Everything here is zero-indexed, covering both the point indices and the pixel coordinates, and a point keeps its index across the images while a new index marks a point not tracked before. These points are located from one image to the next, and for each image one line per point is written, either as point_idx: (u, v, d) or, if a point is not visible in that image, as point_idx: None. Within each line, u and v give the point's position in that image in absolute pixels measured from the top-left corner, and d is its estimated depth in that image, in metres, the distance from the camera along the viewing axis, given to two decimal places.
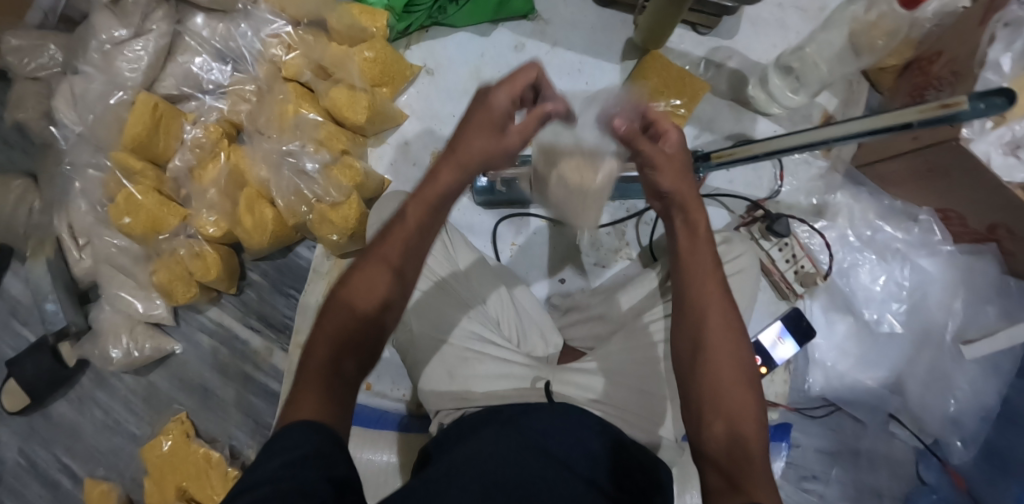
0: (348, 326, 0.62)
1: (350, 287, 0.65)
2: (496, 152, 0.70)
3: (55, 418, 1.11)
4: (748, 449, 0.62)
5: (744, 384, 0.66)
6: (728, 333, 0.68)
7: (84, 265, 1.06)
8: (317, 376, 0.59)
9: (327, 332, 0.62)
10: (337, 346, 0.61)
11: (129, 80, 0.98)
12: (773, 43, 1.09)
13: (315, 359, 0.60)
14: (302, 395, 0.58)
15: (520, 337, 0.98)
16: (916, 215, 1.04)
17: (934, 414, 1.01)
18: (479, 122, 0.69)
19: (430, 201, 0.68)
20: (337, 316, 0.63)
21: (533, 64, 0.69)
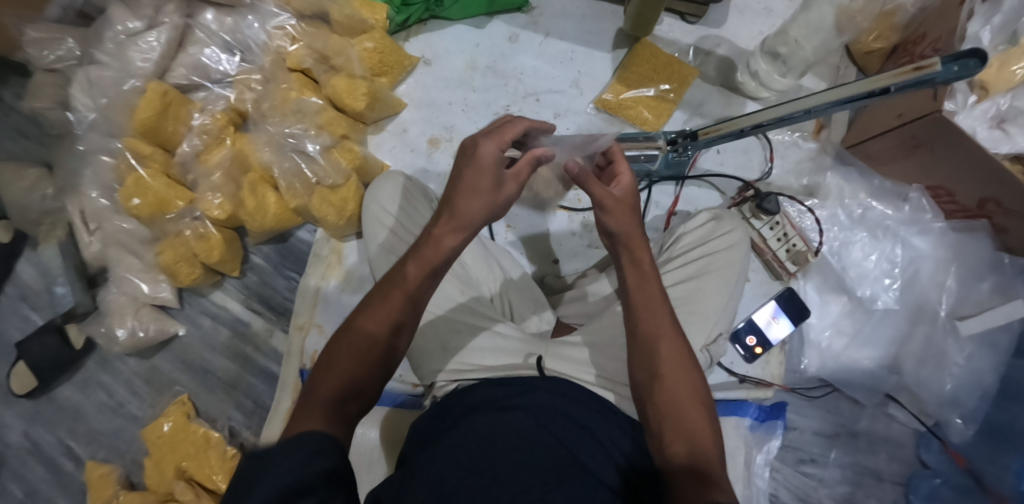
0: (352, 370, 0.65)
1: (352, 335, 0.68)
2: (493, 206, 0.74)
3: (59, 401, 1.13)
4: (708, 464, 0.63)
5: (698, 404, 0.69)
6: (680, 356, 0.71)
7: (93, 249, 1.09)
8: (320, 409, 0.62)
9: (332, 376, 0.65)
10: (343, 389, 0.64)
11: (141, 69, 1.04)
12: (760, 30, 1.13)
13: (318, 400, 0.62)
14: (305, 421, 0.60)
15: (513, 312, 1.00)
16: (906, 194, 1.04)
17: (931, 392, 1.01)
18: (477, 177, 0.73)
19: (431, 261, 0.71)
20: (342, 365, 0.66)
21: (520, 117, 0.76)
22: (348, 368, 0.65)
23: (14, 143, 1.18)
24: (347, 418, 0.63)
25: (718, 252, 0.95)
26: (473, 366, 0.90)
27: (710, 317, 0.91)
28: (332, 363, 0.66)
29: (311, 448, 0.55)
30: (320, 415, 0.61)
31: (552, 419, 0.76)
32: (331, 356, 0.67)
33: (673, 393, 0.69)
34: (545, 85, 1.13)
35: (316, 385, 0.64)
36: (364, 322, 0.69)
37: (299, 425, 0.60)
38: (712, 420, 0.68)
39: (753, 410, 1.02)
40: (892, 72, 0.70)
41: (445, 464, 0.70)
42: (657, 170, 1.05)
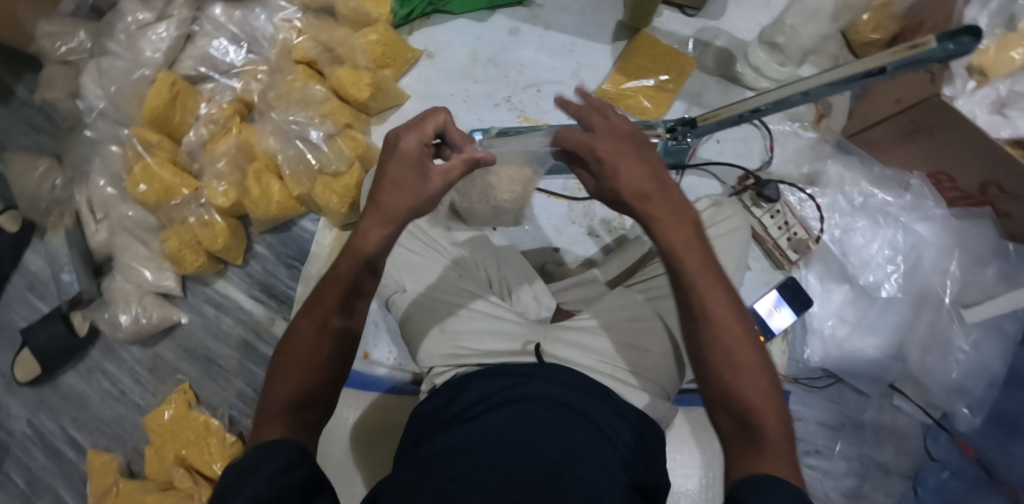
0: (301, 378, 0.62)
1: (297, 336, 0.65)
2: (420, 200, 0.68)
3: (64, 389, 1.14)
4: (764, 441, 0.56)
5: (757, 367, 0.60)
6: (729, 316, 0.61)
7: (100, 238, 1.10)
8: (278, 411, 0.61)
9: (281, 386, 0.62)
10: (297, 388, 0.62)
11: (151, 60, 1.07)
12: (758, 22, 1.14)
13: (273, 403, 0.62)
14: (268, 428, 0.60)
15: (511, 298, 0.99)
16: (908, 182, 1.04)
17: (937, 381, 0.99)
18: (405, 169, 0.69)
19: (360, 257, 0.67)
20: (284, 368, 0.63)
21: (441, 108, 0.71)
22: (291, 372, 0.63)
23: (26, 135, 1.20)
24: (304, 419, 0.62)
25: (718, 240, 0.95)
26: (470, 350, 0.87)
27: None
28: (277, 366, 0.64)
29: (280, 460, 0.56)
30: (279, 422, 0.61)
31: (547, 410, 0.74)
32: (279, 361, 0.64)
33: (720, 363, 0.60)
34: (545, 77, 1.15)
35: (272, 388, 0.63)
36: (302, 326, 0.65)
37: (265, 432, 0.60)
38: (770, 385, 0.60)
39: None
40: (888, 51, 0.70)
41: (453, 460, 0.68)
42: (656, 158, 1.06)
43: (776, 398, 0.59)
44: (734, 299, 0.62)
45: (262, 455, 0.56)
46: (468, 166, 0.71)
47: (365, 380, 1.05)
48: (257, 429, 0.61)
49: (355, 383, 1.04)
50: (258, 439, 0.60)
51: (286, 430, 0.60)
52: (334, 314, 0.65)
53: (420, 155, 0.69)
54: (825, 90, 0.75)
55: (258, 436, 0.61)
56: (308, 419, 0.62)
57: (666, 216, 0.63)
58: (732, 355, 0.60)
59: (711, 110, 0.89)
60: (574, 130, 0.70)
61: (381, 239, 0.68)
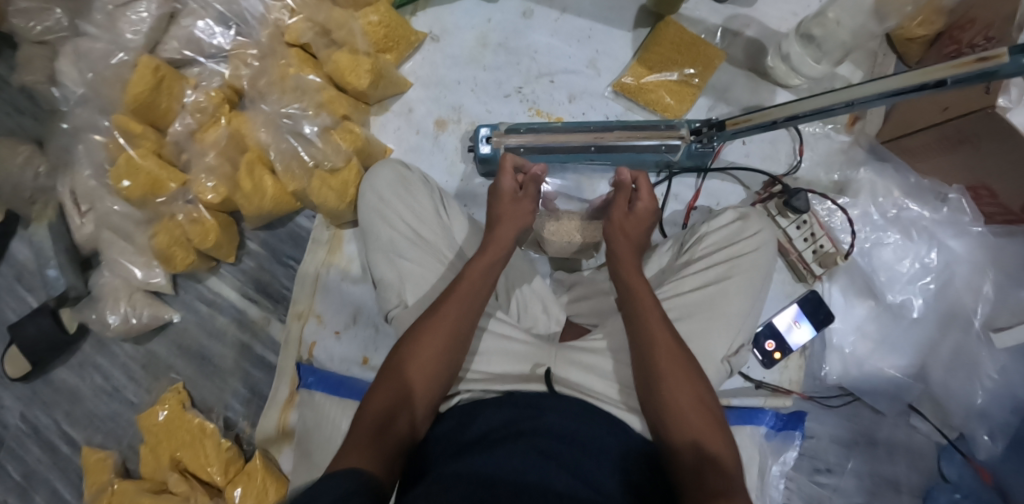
0: (390, 387, 0.73)
1: (394, 362, 0.76)
2: (519, 216, 0.88)
3: (56, 383, 1.11)
4: (716, 468, 0.68)
5: (707, 407, 0.73)
6: (684, 367, 0.74)
7: (85, 231, 1.05)
8: (366, 433, 0.68)
9: (376, 394, 0.73)
10: (386, 406, 0.71)
11: (132, 42, 0.98)
12: (794, 10, 1.05)
13: (365, 424, 0.70)
14: (356, 451, 0.66)
15: (520, 311, 0.94)
16: (945, 194, 0.97)
17: (959, 404, 0.95)
18: (510, 200, 0.89)
19: (481, 270, 0.81)
20: (377, 392, 0.73)
21: (509, 154, 0.90)
22: (382, 396, 0.72)
23: (8, 119, 1.13)
24: (387, 445, 0.68)
25: (742, 256, 0.89)
26: (477, 374, 0.85)
27: (728, 324, 0.86)
28: (372, 392, 0.74)
29: (352, 483, 0.56)
30: (368, 443, 0.67)
31: (560, 444, 0.71)
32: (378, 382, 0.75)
33: (674, 399, 0.72)
34: (559, 65, 1.06)
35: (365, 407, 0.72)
36: (400, 354, 0.76)
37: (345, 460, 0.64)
38: (718, 425, 0.72)
39: (769, 417, 0.96)
40: (951, 62, 0.57)
41: (468, 489, 0.64)
42: (677, 160, 0.99)
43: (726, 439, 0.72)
44: (685, 351, 0.75)
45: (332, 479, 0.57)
46: (537, 185, 0.89)
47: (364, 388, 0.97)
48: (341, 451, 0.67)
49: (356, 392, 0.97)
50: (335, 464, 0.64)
51: (373, 457, 0.65)
52: (430, 349, 0.75)
53: (510, 189, 0.89)
54: (875, 101, 0.65)
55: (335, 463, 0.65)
56: (387, 448, 0.67)
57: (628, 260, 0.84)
58: (692, 397, 0.73)
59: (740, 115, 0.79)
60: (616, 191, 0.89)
61: (476, 284, 0.80)
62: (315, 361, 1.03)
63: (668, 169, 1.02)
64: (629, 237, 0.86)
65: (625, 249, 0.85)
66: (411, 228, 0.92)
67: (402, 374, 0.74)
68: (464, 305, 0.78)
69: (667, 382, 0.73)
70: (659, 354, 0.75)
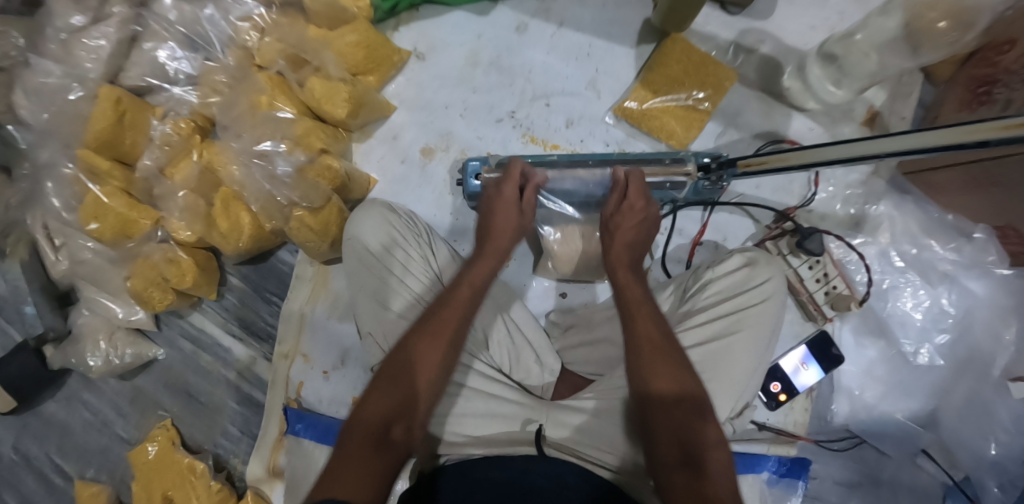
0: (389, 392, 0.69)
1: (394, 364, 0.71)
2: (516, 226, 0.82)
3: (46, 416, 1.06)
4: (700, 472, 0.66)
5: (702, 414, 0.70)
6: (681, 370, 0.71)
7: (61, 268, 1.00)
8: (364, 445, 0.64)
9: (374, 399, 0.69)
10: (385, 414, 0.68)
11: (90, 72, 0.92)
12: (813, 24, 0.96)
13: (362, 433, 0.66)
14: (353, 473, 0.62)
15: (513, 362, 0.90)
16: (970, 233, 0.91)
17: (971, 454, 0.90)
18: (502, 194, 0.82)
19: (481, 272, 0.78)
20: (375, 399, 0.69)
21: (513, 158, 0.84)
22: (380, 403, 0.68)
23: None
24: (383, 459, 0.64)
25: (748, 310, 0.83)
26: (463, 436, 0.82)
27: (730, 384, 0.81)
28: (369, 396, 0.70)
29: None
30: (363, 461, 0.63)
31: None
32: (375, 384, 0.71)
33: (658, 394, 0.70)
34: (556, 86, 0.98)
35: (362, 413, 0.68)
36: (397, 360, 0.71)
37: (332, 489, 0.60)
38: (710, 423, 0.70)
39: (772, 462, 0.92)
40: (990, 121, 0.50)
41: None
42: (682, 196, 0.92)
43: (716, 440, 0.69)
44: (674, 349, 0.73)
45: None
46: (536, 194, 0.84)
47: None
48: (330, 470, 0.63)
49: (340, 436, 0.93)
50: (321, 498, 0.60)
51: (368, 477, 0.62)
52: (429, 350, 0.71)
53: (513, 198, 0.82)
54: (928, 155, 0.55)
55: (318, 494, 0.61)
56: (384, 464, 0.64)
57: (623, 253, 0.81)
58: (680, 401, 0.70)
59: (755, 157, 0.74)
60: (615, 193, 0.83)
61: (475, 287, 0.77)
62: (302, 402, 0.99)
63: (672, 203, 0.95)
64: (623, 239, 0.81)
65: (620, 250, 0.81)
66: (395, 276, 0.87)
67: (397, 379, 0.70)
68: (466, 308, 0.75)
69: (655, 384, 0.70)
70: (643, 349, 0.73)
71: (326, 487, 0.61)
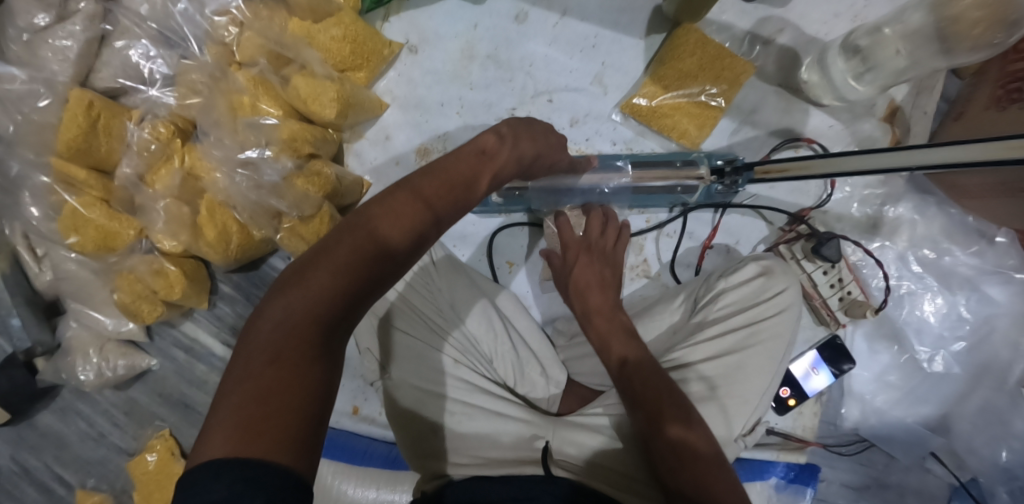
0: (338, 276, 0.48)
1: (351, 235, 0.50)
2: (543, 140, 0.68)
3: (41, 427, 1.03)
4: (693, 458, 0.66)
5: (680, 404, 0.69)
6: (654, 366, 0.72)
7: (44, 280, 0.96)
8: (295, 351, 0.46)
9: (317, 278, 0.48)
10: (331, 301, 0.48)
11: (60, 74, 0.86)
12: (836, 11, 0.91)
13: (292, 324, 0.47)
14: (281, 398, 0.44)
15: (517, 376, 0.85)
16: (993, 236, 0.89)
17: (983, 462, 0.89)
18: (544, 132, 0.69)
19: (484, 155, 0.59)
20: (317, 278, 0.48)
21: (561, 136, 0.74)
22: (326, 283, 0.48)
23: None
24: (323, 373, 0.47)
25: (765, 321, 0.80)
26: (471, 458, 0.77)
27: (747, 402, 0.76)
28: (306, 271, 0.48)
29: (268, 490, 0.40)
30: (297, 375, 0.45)
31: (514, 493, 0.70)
32: (320, 251, 0.50)
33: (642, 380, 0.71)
34: (559, 82, 0.95)
35: (294, 291, 0.48)
36: (354, 232, 0.50)
37: (249, 419, 0.43)
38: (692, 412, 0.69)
39: (781, 467, 0.91)
40: None
41: None
42: (694, 200, 0.90)
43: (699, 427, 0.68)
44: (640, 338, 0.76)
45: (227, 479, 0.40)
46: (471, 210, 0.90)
47: (356, 449, 0.93)
48: (238, 382, 0.45)
49: (345, 452, 0.93)
50: (230, 434, 0.43)
51: (301, 402, 0.45)
52: (409, 239, 0.51)
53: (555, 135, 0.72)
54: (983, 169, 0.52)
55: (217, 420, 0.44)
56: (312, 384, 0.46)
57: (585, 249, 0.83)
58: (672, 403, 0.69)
59: (776, 163, 0.70)
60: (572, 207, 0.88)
61: (476, 174, 0.58)
62: None
63: (682, 205, 0.93)
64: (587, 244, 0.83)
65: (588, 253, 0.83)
66: (395, 290, 0.85)
67: (357, 262, 0.49)
68: (458, 193, 0.56)
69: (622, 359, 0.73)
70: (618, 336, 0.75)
71: (239, 418, 0.43)
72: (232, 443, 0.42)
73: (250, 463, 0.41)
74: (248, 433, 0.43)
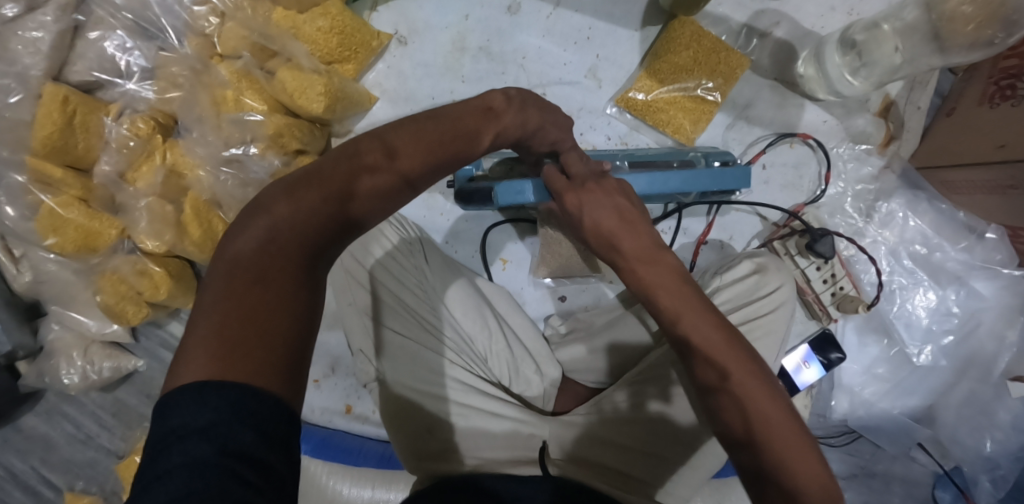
0: (324, 200, 0.47)
1: (343, 164, 0.49)
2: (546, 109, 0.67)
3: (25, 430, 1.01)
4: None
5: (790, 421, 0.52)
6: (738, 362, 0.54)
7: (23, 282, 0.91)
8: (285, 270, 0.45)
9: (305, 200, 0.47)
10: (321, 222, 0.47)
11: (32, 68, 0.83)
12: (832, 4, 0.90)
13: (279, 243, 0.46)
14: (266, 319, 0.43)
15: (512, 373, 0.84)
16: (981, 232, 0.90)
17: (966, 452, 0.91)
18: (555, 110, 0.68)
19: (485, 107, 0.59)
20: (308, 200, 0.47)
21: None
22: (315, 207, 0.47)
23: None
24: (307, 300, 0.46)
25: (760, 319, 0.79)
26: (471, 458, 0.76)
27: None
28: (295, 192, 0.47)
29: (261, 417, 0.40)
30: (282, 299, 0.45)
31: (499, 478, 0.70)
32: (311, 172, 0.49)
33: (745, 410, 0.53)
34: (553, 75, 0.93)
35: (283, 208, 0.47)
36: (338, 163, 0.49)
37: (233, 338, 0.42)
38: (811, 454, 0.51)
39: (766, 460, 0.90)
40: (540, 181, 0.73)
41: None
42: (689, 199, 0.87)
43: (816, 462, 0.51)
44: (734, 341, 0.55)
45: (215, 404, 0.40)
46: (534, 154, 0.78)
47: (350, 448, 0.92)
48: (218, 302, 0.44)
49: (337, 452, 0.91)
50: (211, 357, 0.41)
51: (289, 326, 0.44)
52: (399, 181, 0.51)
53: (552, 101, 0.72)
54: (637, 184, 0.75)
55: (193, 340, 0.43)
56: (298, 308, 0.45)
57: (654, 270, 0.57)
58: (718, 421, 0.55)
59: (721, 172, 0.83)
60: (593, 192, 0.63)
61: (480, 129, 0.57)
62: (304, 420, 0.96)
63: (676, 203, 0.91)
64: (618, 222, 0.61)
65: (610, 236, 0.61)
66: (388, 292, 0.81)
67: (346, 194, 0.49)
68: (459, 145, 0.55)
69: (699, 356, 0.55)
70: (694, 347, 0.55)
71: (223, 336, 0.42)
72: (216, 365, 0.41)
73: (236, 391, 0.40)
74: (232, 356, 0.42)
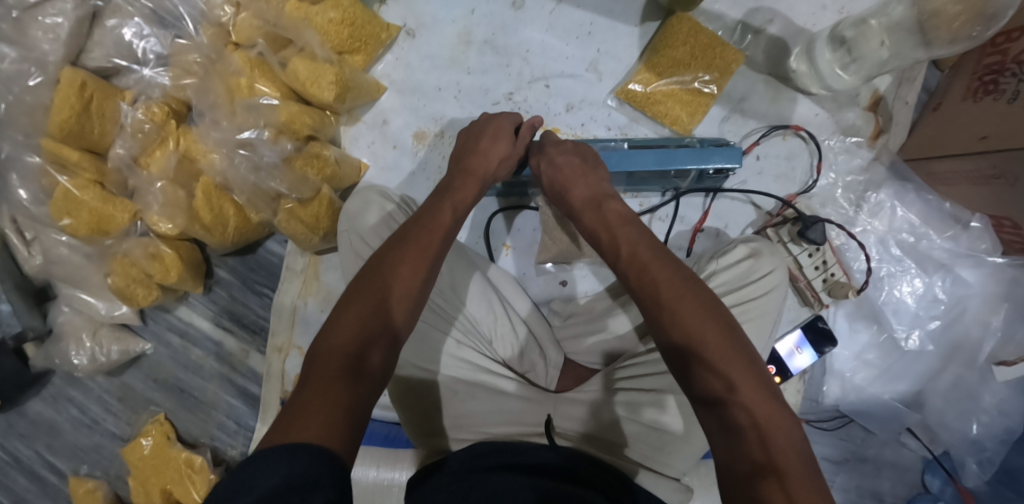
0: (350, 330, 0.58)
1: (354, 304, 0.61)
2: (503, 161, 0.81)
3: (31, 415, 1.02)
4: (782, 463, 0.52)
5: (750, 367, 0.57)
6: (692, 302, 0.61)
7: (35, 264, 0.94)
8: (331, 376, 0.54)
9: (337, 335, 0.58)
10: (355, 338, 0.58)
11: (51, 55, 0.86)
12: (824, 3, 0.94)
13: (326, 361, 0.56)
14: (316, 403, 0.51)
15: (518, 355, 0.87)
16: (966, 222, 0.93)
17: (954, 435, 0.94)
18: (495, 139, 0.80)
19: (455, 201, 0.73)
20: (340, 338, 0.58)
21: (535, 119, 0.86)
22: (345, 338, 0.58)
23: None
24: (353, 384, 0.54)
25: (753, 301, 0.81)
26: (476, 433, 0.79)
27: None
28: (323, 340, 0.58)
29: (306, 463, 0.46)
30: (329, 386, 0.53)
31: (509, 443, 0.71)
32: (341, 307, 0.61)
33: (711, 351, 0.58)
34: (556, 68, 0.97)
35: (326, 344, 0.58)
36: (348, 306, 0.61)
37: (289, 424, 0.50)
38: (774, 399, 0.56)
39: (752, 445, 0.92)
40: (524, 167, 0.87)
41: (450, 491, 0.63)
42: (685, 185, 0.92)
43: (784, 417, 0.56)
44: (699, 289, 0.62)
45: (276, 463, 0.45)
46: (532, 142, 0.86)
47: None
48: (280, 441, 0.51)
49: None
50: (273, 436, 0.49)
51: (340, 398, 0.52)
52: (404, 275, 0.63)
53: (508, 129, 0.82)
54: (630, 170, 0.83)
55: None
56: (341, 389, 0.53)
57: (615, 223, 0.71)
58: (732, 432, 0.55)
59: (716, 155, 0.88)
60: (558, 162, 0.80)
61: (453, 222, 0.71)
62: None
63: (673, 190, 0.95)
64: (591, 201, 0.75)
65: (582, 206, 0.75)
66: None
67: (371, 307, 0.60)
68: (438, 236, 0.68)
69: (664, 319, 0.62)
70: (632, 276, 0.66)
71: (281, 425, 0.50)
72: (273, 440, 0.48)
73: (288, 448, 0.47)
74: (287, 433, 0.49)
